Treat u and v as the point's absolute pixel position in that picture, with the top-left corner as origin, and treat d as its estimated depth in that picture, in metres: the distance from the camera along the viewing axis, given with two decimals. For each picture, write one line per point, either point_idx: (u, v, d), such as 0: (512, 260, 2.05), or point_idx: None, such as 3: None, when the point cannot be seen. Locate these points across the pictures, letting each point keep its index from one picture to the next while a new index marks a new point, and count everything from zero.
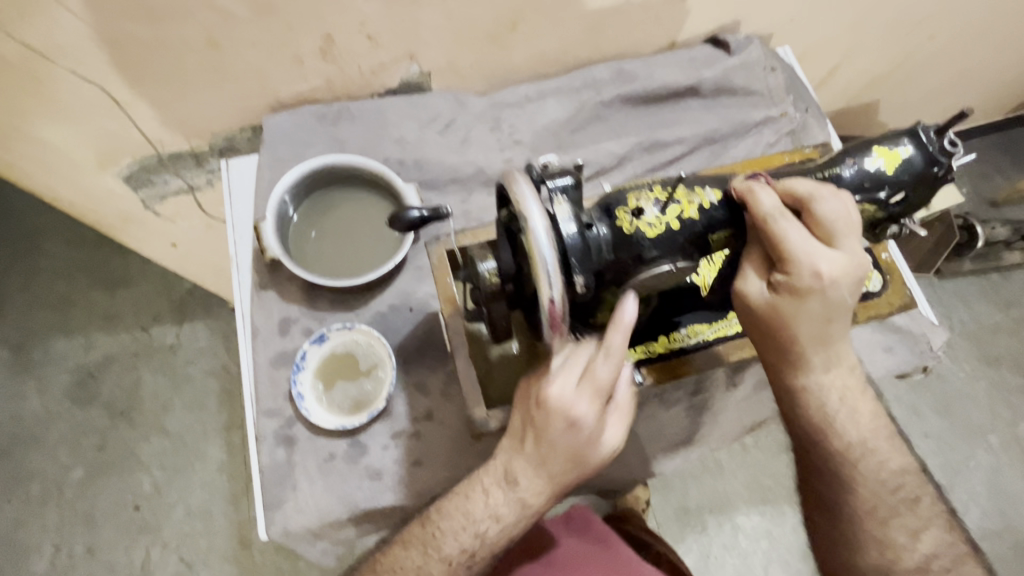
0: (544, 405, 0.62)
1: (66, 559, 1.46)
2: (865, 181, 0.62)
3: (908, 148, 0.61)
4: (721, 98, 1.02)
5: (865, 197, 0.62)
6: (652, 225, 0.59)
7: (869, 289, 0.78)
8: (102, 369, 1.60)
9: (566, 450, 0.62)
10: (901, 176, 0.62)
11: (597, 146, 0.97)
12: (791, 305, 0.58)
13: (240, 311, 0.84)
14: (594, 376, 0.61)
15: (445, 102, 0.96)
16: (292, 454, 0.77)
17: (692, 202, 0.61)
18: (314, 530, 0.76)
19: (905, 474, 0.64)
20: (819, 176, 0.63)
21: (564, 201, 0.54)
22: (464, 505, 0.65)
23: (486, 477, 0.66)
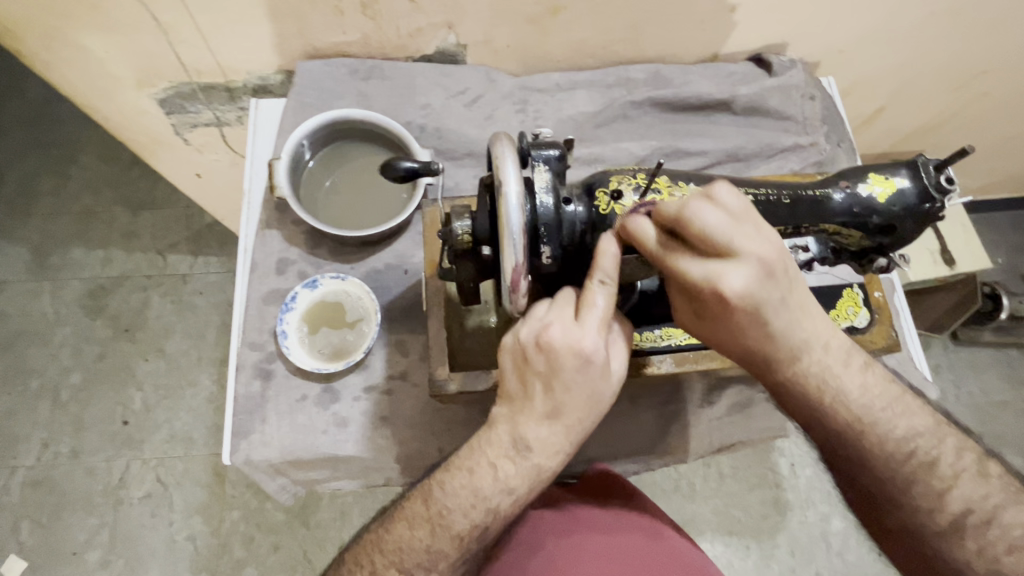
0: (544, 351, 0.58)
1: (51, 455, 1.53)
2: (855, 207, 0.61)
3: (903, 179, 0.60)
4: (752, 117, 1.00)
5: (852, 222, 0.62)
6: (627, 211, 0.60)
7: (853, 325, 0.75)
8: (115, 285, 1.66)
9: (580, 391, 0.58)
10: (891, 207, 0.61)
11: (617, 143, 0.95)
12: (728, 321, 0.56)
13: (243, 245, 0.87)
14: (590, 310, 0.58)
15: (476, 78, 0.97)
16: (267, 388, 0.80)
17: (671, 195, 0.61)
18: (275, 464, 0.78)
19: (915, 438, 0.61)
20: (810, 194, 0.62)
21: (545, 171, 0.57)
22: (470, 482, 0.62)
23: (491, 449, 0.62)
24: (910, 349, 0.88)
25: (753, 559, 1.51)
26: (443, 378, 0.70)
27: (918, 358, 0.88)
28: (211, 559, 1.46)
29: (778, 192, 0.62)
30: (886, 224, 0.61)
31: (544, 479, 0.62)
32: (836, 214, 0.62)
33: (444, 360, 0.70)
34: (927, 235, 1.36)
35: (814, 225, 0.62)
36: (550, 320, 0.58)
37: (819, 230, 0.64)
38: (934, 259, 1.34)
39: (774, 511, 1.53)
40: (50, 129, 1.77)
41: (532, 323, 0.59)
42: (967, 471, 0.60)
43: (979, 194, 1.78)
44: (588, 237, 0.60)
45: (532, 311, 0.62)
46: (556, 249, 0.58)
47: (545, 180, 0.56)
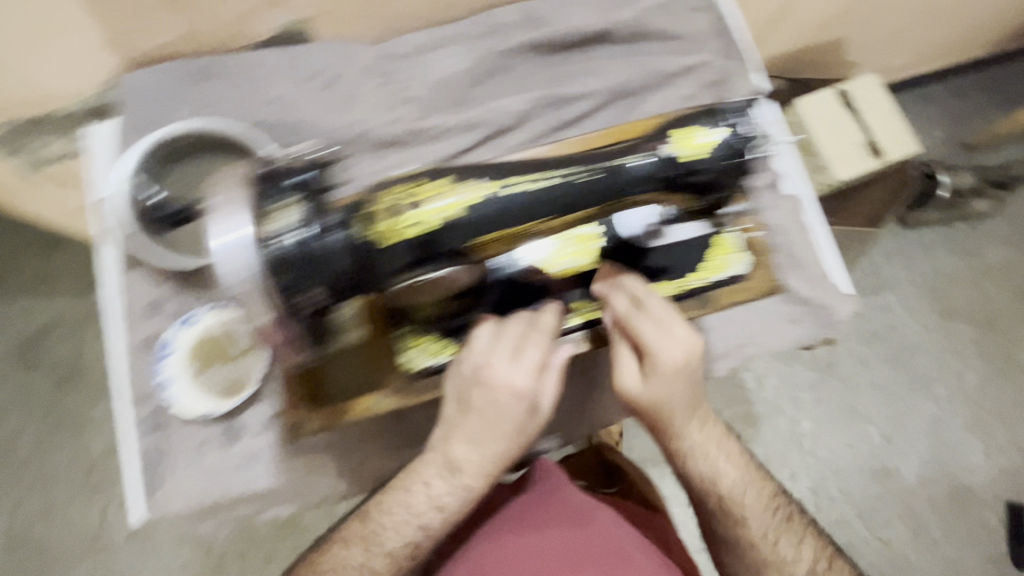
0: (483, 386, 0.67)
1: (25, 517, 1.50)
2: (672, 170, 0.68)
3: (702, 140, 0.68)
4: (640, 43, 0.92)
5: (656, 185, 0.69)
6: (394, 228, 0.63)
7: (737, 272, 0.81)
8: (43, 334, 1.58)
9: (510, 422, 0.67)
10: (691, 164, 0.68)
11: (493, 102, 0.86)
12: (659, 384, 0.70)
13: (105, 292, 0.78)
14: (524, 352, 0.68)
15: (329, 56, 0.87)
16: (165, 439, 0.76)
17: (437, 204, 0.65)
18: (192, 513, 0.76)
19: (776, 499, 0.79)
20: (610, 164, 0.68)
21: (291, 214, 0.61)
22: (405, 499, 0.72)
23: (427, 469, 0.71)
24: (828, 266, 0.87)
25: None
26: (303, 418, 0.71)
27: (837, 273, 0.87)
28: None
29: (595, 168, 0.68)
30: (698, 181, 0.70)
31: (471, 497, 0.71)
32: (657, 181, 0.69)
33: (306, 392, 0.71)
34: (852, 128, 1.31)
35: (620, 194, 0.69)
36: (490, 355, 0.68)
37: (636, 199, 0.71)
38: (861, 152, 1.30)
39: None
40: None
41: (474, 355, 0.68)
42: (810, 529, 0.79)
43: (912, 68, 1.74)
44: (359, 264, 0.62)
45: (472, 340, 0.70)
46: (328, 285, 0.62)
47: (292, 221, 0.60)
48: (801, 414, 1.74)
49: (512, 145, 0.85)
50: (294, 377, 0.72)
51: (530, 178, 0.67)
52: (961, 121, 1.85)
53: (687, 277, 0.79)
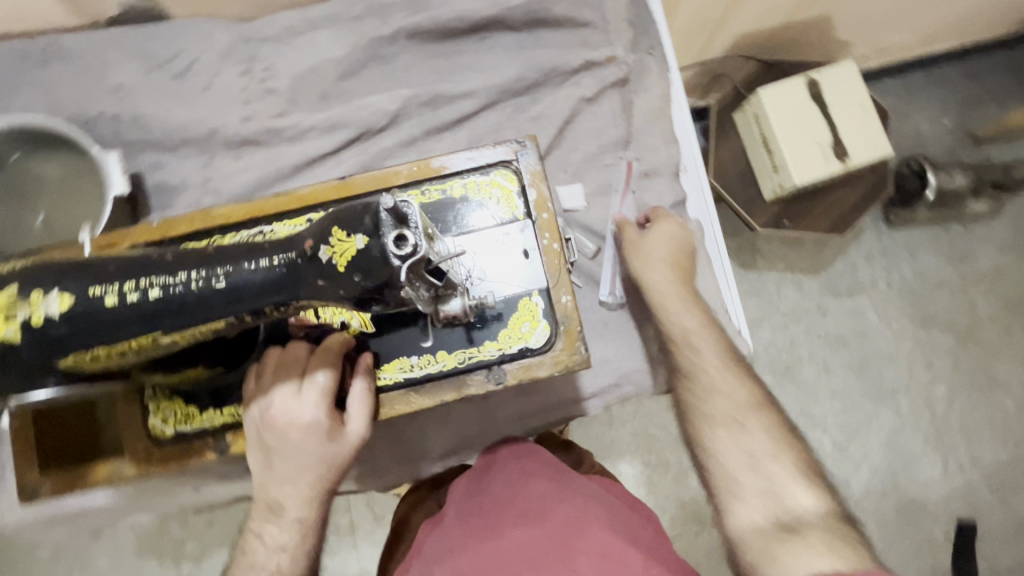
0: (273, 426, 0.58)
1: None
2: (319, 279, 0.46)
3: (360, 240, 0.45)
4: (539, 31, 0.80)
5: (311, 297, 0.48)
6: None
7: (530, 345, 0.61)
8: None
9: (310, 455, 0.58)
10: (353, 274, 0.46)
11: (360, 100, 0.77)
12: (675, 238, 0.74)
13: None
14: (310, 381, 0.58)
15: (187, 38, 0.78)
16: (4, 449, 0.73)
17: (11, 318, 0.43)
18: (36, 522, 0.75)
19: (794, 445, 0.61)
20: (222, 272, 0.46)
21: None
22: (247, 555, 0.59)
23: (253, 520, 0.60)
24: (726, 303, 0.83)
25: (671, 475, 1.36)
26: (34, 484, 0.63)
27: (733, 308, 0.83)
28: None
29: (211, 272, 0.46)
30: (365, 295, 0.48)
31: (315, 533, 0.60)
32: (307, 292, 0.47)
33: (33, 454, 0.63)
34: (820, 125, 1.17)
35: (271, 308, 0.48)
36: (269, 396, 0.58)
37: (294, 305, 0.50)
38: (824, 155, 1.16)
39: None
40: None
41: (253, 399, 0.58)
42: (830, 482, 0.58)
43: (924, 47, 1.39)
44: None
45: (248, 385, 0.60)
46: None
47: None
48: None
49: (385, 148, 0.77)
50: (20, 438, 0.62)
51: (107, 290, 0.44)
52: (973, 107, 1.46)
53: (477, 347, 0.61)
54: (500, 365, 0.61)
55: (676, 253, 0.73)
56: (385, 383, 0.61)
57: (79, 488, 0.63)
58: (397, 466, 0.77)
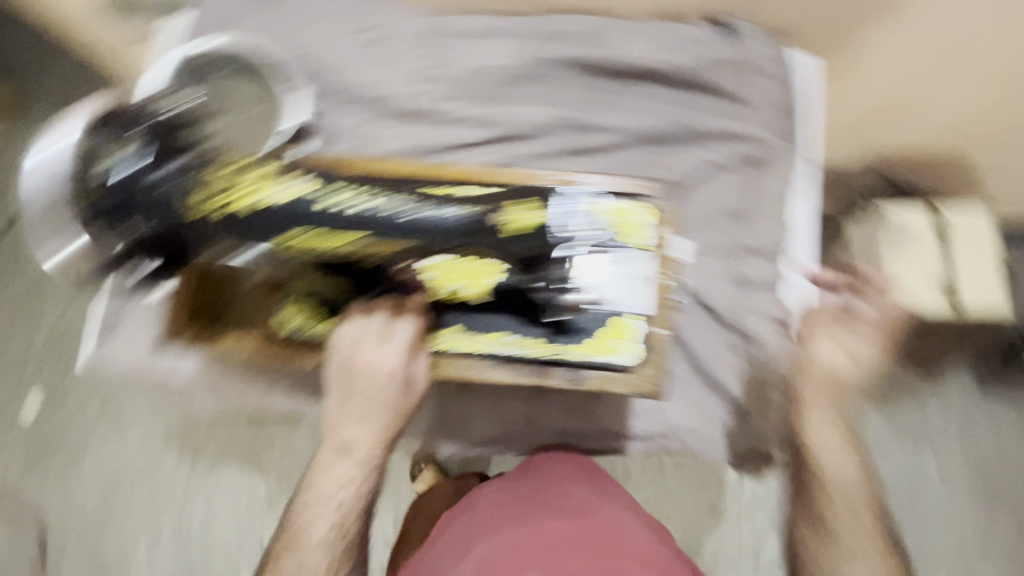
0: (355, 368, 0.64)
1: None
2: (495, 232, 0.62)
3: (544, 212, 0.64)
4: (690, 94, 0.86)
5: (481, 243, 0.62)
6: (204, 198, 0.60)
7: (618, 360, 0.66)
8: None
9: (385, 399, 0.64)
10: (528, 233, 0.63)
11: (514, 107, 0.85)
12: (867, 332, 0.68)
13: None
14: (393, 330, 0.64)
15: (389, 15, 0.89)
16: (127, 305, 0.84)
17: (266, 190, 0.60)
18: (131, 374, 0.85)
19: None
20: (440, 205, 0.62)
21: (131, 146, 0.64)
22: (314, 488, 0.64)
23: (321, 457, 0.65)
24: None
25: None
26: (176, 330, 0.73)
27: None
28: None
29: (425, 202, 0.63)
30: (521, 258, 0.63)
31: (377, 474, 0.65)
32: (479, 239, 0.62)
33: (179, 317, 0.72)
34: None
35: (449, 245, 0.62)
36: (356, 340, 0.64)
37: (458, 251, 0.63)
38: None
39: None
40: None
41: (341, 343, 0.65)
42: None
43: None
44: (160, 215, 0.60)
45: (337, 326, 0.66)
46: (137, 230, 0.61)
47: (128, 150, 0.63)
48: None
49: (523, 154, 0.84)
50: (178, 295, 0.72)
51: (363, 191, 0.62)
52: None
53: (569, 347, 0.66)
54: (586, 369, 0.66)
55: (856, 357, 0.66)
56: (481, 350, 0.67)
57: (213, 347, 0.73)
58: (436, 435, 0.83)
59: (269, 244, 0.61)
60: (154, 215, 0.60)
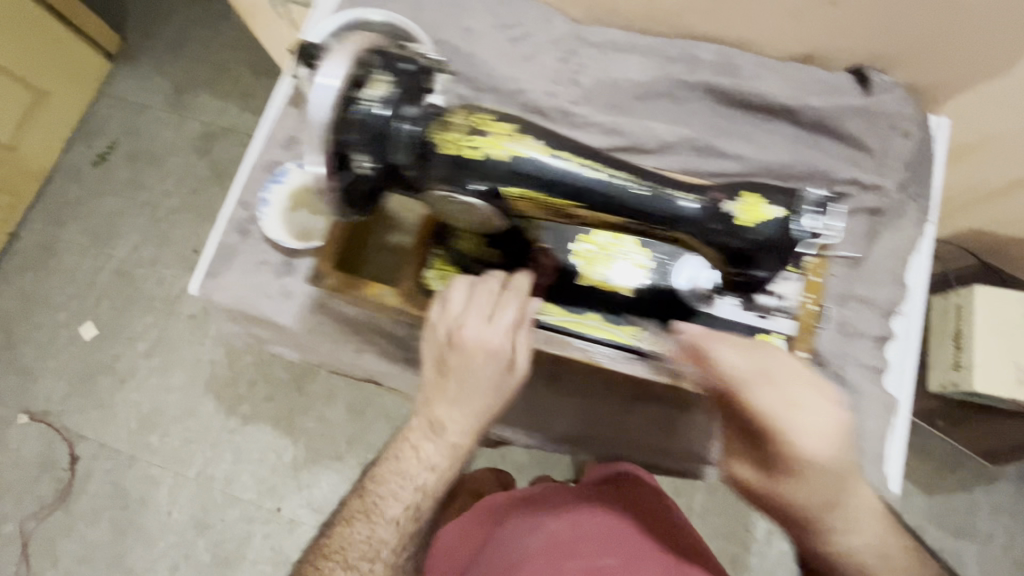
0: (459, 346, 0.64)
1: (140, 256, 1.88)
2: (718, 225, 0.58)
3: (776, 211, 0.57)
4: (821, 136, 0.86)
5: (704, 235, 0.59)
6: (449, 143, 0.59)
7: None
8: (221, 135, 1.95)
9: (484, 382, 0.65)
10: (757, 233, 0.57)
11: (644, 121, 0.87)
12: (791, 486, 0.55)
13: (268, 116, 0.93)
14: (500, 312, 0.65)
15: (534, 16, 0.93)
16: (241, 244, 0.88)
17: (502, 142, 0.59)
18: (228, 310, 0.88)
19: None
20: (669, 191, 0.59)
21: (382, 81, 0.59)
22: (398, 463, 0.70)
23: (412, 434, 0.70)
24: (888, 454, 0.78)
25: None
26: (324, 272, 0.75)
27: (892, 463, 0.78)
28: (220, 384, 1.78)
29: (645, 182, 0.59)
30: (747, 251, 0.59)
31: (461, 455, 0.69)
32: (699, 229, 0.59)
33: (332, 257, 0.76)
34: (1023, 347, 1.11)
35: (667, 229, 0.60)
36: (462, 320, 0.65)
37: (672, 235, 0.61)
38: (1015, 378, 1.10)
39: None
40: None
41: (446, 319, 0.66)
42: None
43: None
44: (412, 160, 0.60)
45: (443, 300, 0.68)
46: (378, 162, 0.60)
47: (380, 90, 0.58)
48: None
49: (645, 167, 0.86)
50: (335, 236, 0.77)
51: (588, 160, 0.59)
52: None
53: None
54: None
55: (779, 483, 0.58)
56: (620, 341, 0.70)
57: (356, 294, 0.74)
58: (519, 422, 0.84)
59: (497, 195, 0.60)
60: (415, 157, 0.60)
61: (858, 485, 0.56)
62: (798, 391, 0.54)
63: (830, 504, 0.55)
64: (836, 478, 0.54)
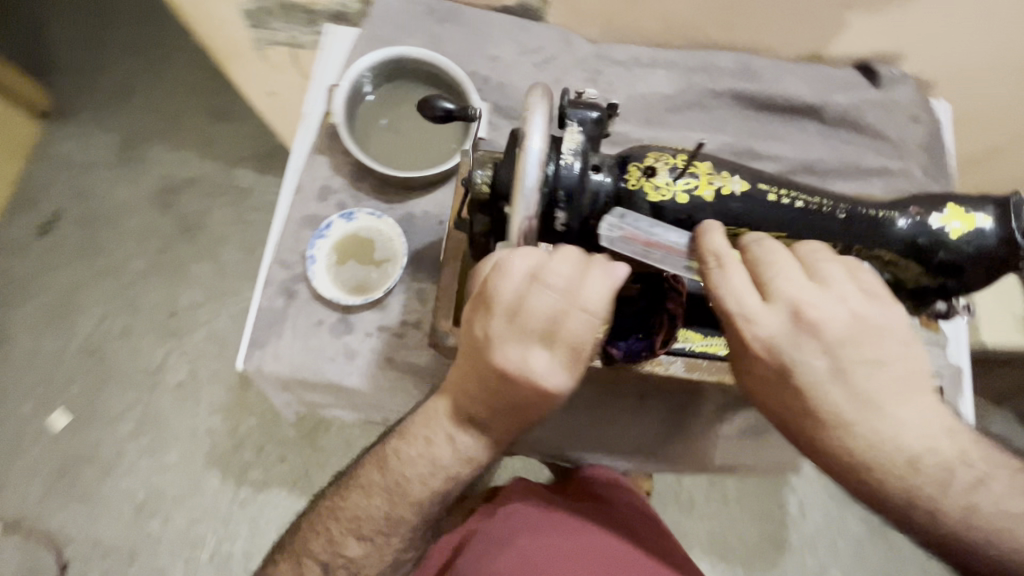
0: (505, 343, 0.52)
1: (103, 333, 1.56)
2: (924, 239, 0.57)
3: (987, 218, 0.56)
4: (843, 130, 0.92)
5: (912, 253, 0.57)
6: (657, 190, 0.58)
7: None
8: (185, 187, 1.66)
9: (530, 387, 0.53)
10: (966, 244, 0.56)
11: (684, 133, 0.90)
12: (770, 373, 0.47)
13: (292, 165, 0.88)
14: (570, 302, 0.51)
15: (554, 39, 0.93)
16: (289, 306, 0.82)
17: (711, 183, 0.58)
18: (283, 379, 0.81)
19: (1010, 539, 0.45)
20: (871, 213, 0.58)
21: (577, 132, 0.56)
22: (416, 454, 0.62)
23: (437, 422, 0.61)
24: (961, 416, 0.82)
25: None
26: (443, 331, 0.71)
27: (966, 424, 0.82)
28: (223, 457, 1.50)
29: (835, 205, 0.59)
30: (957, 266, 0.57)
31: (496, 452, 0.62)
32: (902, 245, 0.58)
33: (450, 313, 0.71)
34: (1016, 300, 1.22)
35: (869, 249, 0.58)
36: (510, 313, 0.52)
37: (877, 256, 0.59)
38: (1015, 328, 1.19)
39: (772, 548, 1.35)
40: (172, 27, 1.76)
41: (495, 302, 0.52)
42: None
43: None
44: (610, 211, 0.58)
45: (509, 264, 0.52)
46: (575, 217, 0.58)
47: (574, 142, 0.56)
48: (833, 562, 1.35)
49: None
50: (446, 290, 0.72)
51: (781, 191, 0.58)
52: None
53: None
54: None
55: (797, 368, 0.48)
56: None
57: None
58: (614, 450, 0.85)
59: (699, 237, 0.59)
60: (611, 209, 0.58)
61: (875, 378, 0.45)
62: (794, 273, 0.47)
63: (812, 389, 0.46)
64: (829, 367, 0.45)
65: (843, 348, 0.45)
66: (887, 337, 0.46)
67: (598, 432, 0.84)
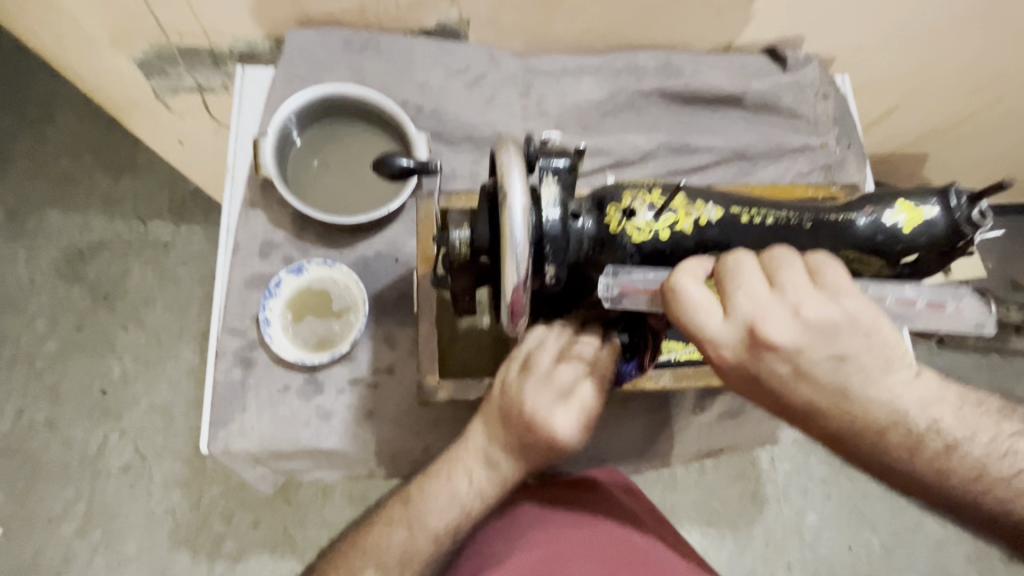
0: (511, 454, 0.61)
1: (26, 426, 1.39)
2: (881, 236, 0.62)
3: (933, 209, 0.61)
4: (763, 114, 0.97)
5: (873, 249, 0.63)
6: (639, 230, 0.59)
7: None
8: (93, 252, 1.49)
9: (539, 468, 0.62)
10: (918, 236, 0.62)
11: (622, 136, 0.93)
12: (740, 377, 0.50)
13: (225, 225, 0.83)
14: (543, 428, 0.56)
15: (479, 57, 0.91)
16: (248, 376, 0.77)
17: (689, 215, 0.60)
18: (255, 455, 0.75)
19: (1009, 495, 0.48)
20: (833, 218, 0.63)
21: (553, 183, 0.57)
22: (446, 485, 0.64)
23: (466, 458, 0.64)
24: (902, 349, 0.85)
25: (730, 549, 1.39)
26: (433, 386, 0.70)
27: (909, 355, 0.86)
28: (191, 534, 1.35)
29: (799, 215, 0.63)
30: (913, 254, 0.63)
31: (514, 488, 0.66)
32: (863, 243, 0.63)
33: (433, 365, 0.71)
34: None
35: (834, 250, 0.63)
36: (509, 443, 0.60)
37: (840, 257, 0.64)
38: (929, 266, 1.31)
39: (752, 504, 1.41)
40: (46, 81, 1.58)
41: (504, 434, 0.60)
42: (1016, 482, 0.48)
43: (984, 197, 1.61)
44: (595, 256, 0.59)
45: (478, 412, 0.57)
46: (560, 267, 0.58)
47: (552, 196, 0.56)
48: (808, 504, 1.42)
49: (635, 178, 0.92)
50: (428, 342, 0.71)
51: (749, 212, 0.62)
52: None
53: None
54: None
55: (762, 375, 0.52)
56: None
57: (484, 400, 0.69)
58: (616, 455, 0.84)
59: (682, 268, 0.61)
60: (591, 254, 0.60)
61: (841, 370, 0.48)
62: (755, 288, 0.49)
63: (785, 393, 0.49)
64: (795, 370, 0.48)
65: (810, 344, 0.47)
66: (850, 333, 0.48)
67: (594, 442, 0.83)
